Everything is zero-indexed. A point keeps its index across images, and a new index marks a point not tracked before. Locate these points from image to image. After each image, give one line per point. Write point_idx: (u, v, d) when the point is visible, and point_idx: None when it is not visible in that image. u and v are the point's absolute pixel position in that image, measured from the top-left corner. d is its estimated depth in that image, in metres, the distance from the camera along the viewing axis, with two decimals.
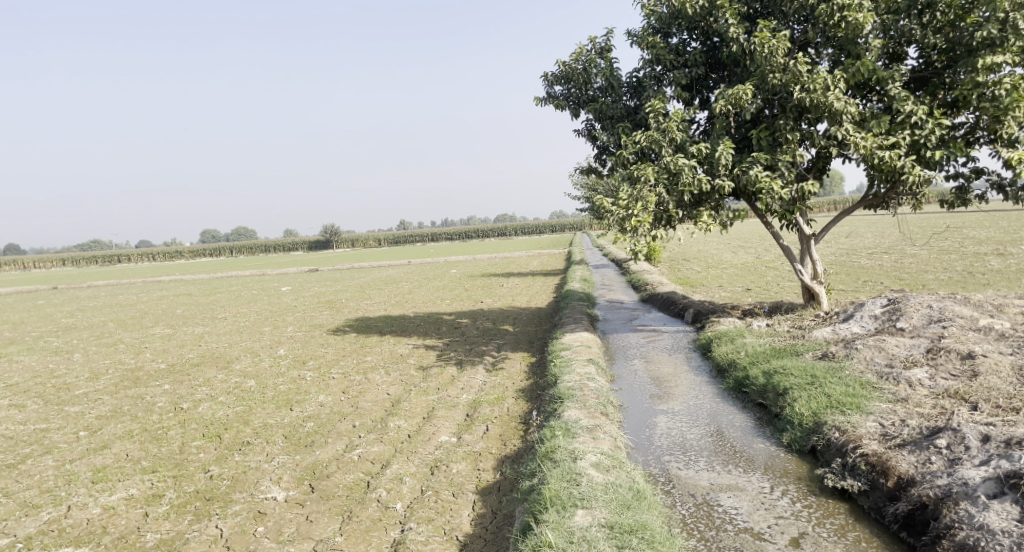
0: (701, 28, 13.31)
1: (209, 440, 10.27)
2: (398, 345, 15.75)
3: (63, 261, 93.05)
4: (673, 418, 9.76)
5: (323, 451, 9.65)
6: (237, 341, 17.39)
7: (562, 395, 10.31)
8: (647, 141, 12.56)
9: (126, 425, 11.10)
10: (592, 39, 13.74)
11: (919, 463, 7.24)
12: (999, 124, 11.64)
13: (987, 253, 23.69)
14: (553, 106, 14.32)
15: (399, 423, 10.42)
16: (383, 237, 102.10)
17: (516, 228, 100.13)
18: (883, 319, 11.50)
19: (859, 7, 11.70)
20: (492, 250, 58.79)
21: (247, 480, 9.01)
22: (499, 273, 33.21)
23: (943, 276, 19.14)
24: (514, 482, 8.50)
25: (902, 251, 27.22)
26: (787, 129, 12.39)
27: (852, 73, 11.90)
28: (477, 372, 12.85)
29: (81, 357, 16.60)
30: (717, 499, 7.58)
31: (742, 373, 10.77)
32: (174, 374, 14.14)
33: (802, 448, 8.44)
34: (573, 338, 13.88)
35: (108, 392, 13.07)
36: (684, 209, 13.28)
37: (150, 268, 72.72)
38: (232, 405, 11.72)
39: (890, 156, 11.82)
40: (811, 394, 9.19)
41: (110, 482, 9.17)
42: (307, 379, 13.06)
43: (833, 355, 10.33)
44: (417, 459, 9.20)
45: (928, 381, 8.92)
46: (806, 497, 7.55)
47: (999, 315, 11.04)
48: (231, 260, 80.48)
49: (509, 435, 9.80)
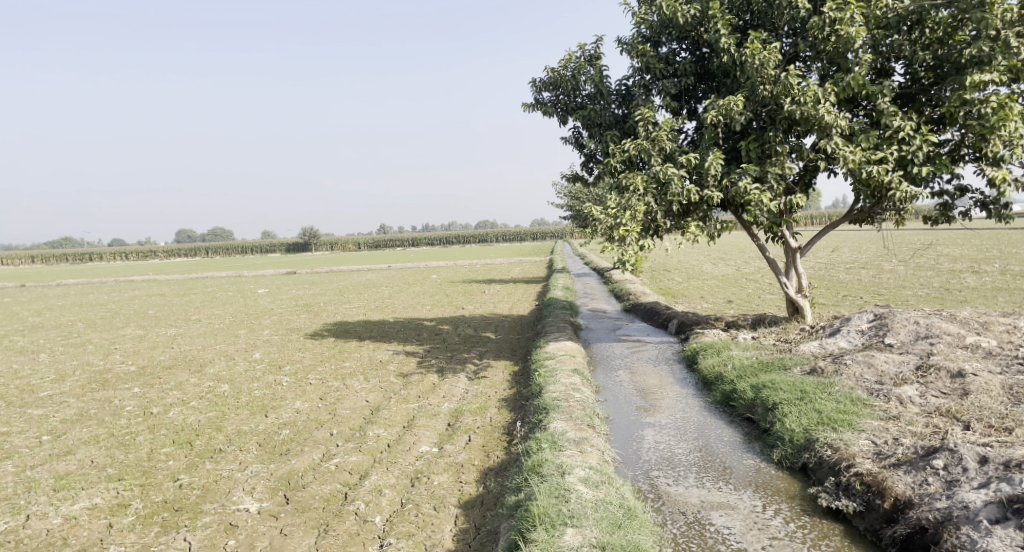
0: (691, 38, 13.22)
1: (180, 447, 9.87)
2: (378, 350, 15.39)
3: (31, 260, 90.75)
4: (661, 432, 9.56)
5: (298, 460, 9.29)
6: (211, 344, 16.93)
7: (548, 406, 10.07)
8: (636, 149, 12.38)
9: (92, 429, 10.64)
10: (581, 46, 13.56)
11: (915, 484, 7.10)
12: (985, 142, 11.62)
13: (963, 271, 23.97)
14: (541, 111, 14.12)
15: (378, 432, 10.09)
16: (364, 242, 101.23)
17: (497, 234, 99.88)
18: (870, 334, 11.41)
19: (851, 20, 11.58)
20: (474, 256, 58.46)
21: (218, 490, 8.63)
22: (482, 279, 32.93)
23: (922, 292, 19.29)
24: (498, 496, 8.21)
25: (880, 266, 27.42)
26: (776, 141, 12.29)
27: (842, 86, 11.81)
28: (459, 380, 12.56)
29: (47, 357, 16.02)
30: (708, 517, 7.38)
31: (729, 386, 10.61)
32: (144, 377, 13.65)
33: (794, 465, 8.28)
34: (557, 347, 13.65)
35: (75, 394, 12.55)
36: (672, 219, 13.09)
37: (120, 266, 71.08)
38: (205, 410, 11.31)
39: (879, 170, 11.76)
40: (802, 409, 9.05)
41: (73, 490, 8.74)
42: (283, 384, 12.68)
43: (822, 370, 10.19)
44: (397, 470, 8.88)
45: (919, 399, 8.82)
46: (800, 517, 7.38)
47: (985, 333, 11.01)
48: (207, 261, 79.16)
49: (493, 445, 9.53)
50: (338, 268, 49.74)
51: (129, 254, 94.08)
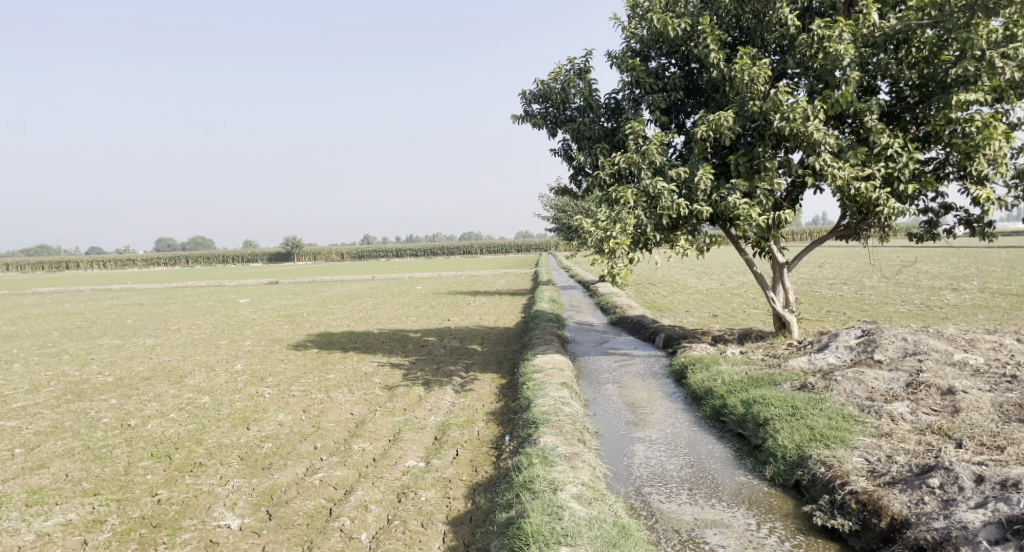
0: (681, 53, 13.25)
1: (158, 460, 9.59)
2: (363, 362, 15.16)
3: (6, 267, 89.19)
4: (651, 447, 9.45)
5: (281, 474, 9.06)
6: (191, 355, 16.60)
7: (537, 420, 9.93)
8: (625, 162, 12.30)
9: (66, 442, 10.33)
10: (571, 59, 13.52)
11: (911, 503, 7.09)
12: (970, 160, 11.71)
13: (943, 287, 24.26)
14: (530, 123, 14.06)
15: (364, 445, 9.88)
16: (347, 253, 100.85)
17: (481, 246, 99.63)
18: (858, 350, 11.42)
19: (839, 37, 11.63)
20: (457, 268, 58.14)
21: (198, 505, 8.38)
22: (468, 291, 32.77)
23: (904, 308, 19.45)
24: (487, 513, 8.04)
25: (860, 282, 27.67)
26: (765, 157, 12.33)
27: (831, 103, 11.85)
28: (445, 392, 12.36)
29: (21, 367, 15.59)
30: (703, 535, 7.28)
31: (719, 401, 10.55)
32: (121, 388, 13.32)
33: (786, 482, 8.21)
34: (544, 360, 13.49)
35: (49, 406, 12.20)
36: (661, 233, 12.95)
37: (97, 275, 69.99)
38: (184, 423, 11.03)
39: (867, 187, 11.79)
40: (793, 425, 9.00)
41: (46, 506, 8.44)
42: (265, 396, 12.42)
43: (812, 386, 10.15)
44: (383, 485, 8.68)
45: (910, 416, 8.81)
46: (794, 535, 7.31)
47: (972, 350, 11.06)
48: (186, 270, 78.18)
49: (481, 460, 9.37)
50: (320, 278, 49.35)
51: (106, 263, 92.68)
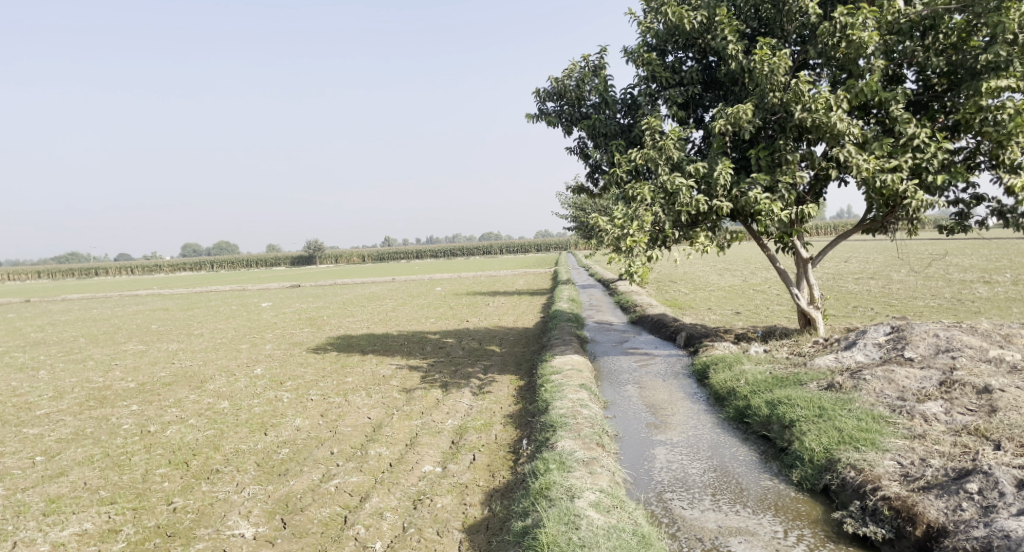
0: (698, 46, 12.90)
1: (176, 467, 9.54)
2: (381, 364, 15.06)
3: (38, 276, 91.08)
4: (673, 450, 9.18)
5: (297, 480, 8.94)
6: (212, 359, 16.64)
7: (554, 423, 9.69)
8: (642, 158, 12.01)
9: (86, 449, 10.33)
10: (586, 57, 13.29)
11: (949, 510, 6.77)
12: (1002, 149, 11.25)
13: (975, 280, 23.54)
14: (545, 122, 13.84)
15: (380, 450, 9.73)
16: (368, 255, 101.41)
17: (502, 246, 99.59)
18: (888, 347, 11.02)
19: (862, 25, 11.25)
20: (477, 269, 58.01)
21: (213, 513, 8.29)
22: (487, 290, 32.56)
23: (934, 303, 18.88)
24: (504, 520, 7.84)
25: (888, 276, 27.07)
26: (787, 149, 11.95)
27: (855, 93, 11.43)
28: (463, 395, 12.16)
29: (46, 374, 15.71)
30: (727, 544, 7.02)
31: (743, 402, 10.24)
32: (143, 394, 13.35)
33: (814, 487, 7.91)
34: (563, 361, 13.26)
35: (71, 413, 12.23)
36: (680, 229, 12.61)
37: (123, 281, 70.86)
38: (203, 428, 10.98)
39: (893, 179, 11.34)
40: (821, 427, 8.68)
41: (63, 515, 8.41)
42: (283, 400, 12.34)
43: (840, 386, 9.79)
44: (399, 491, 8.53)
45: (944, 416, 8.45)
46: (824, 544, 7.01)
47: (1008, 346, 10.62)
48: (209, 275, 79.03)
49: (498, 465, 9.17)
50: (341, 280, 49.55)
51: (133, 268, 94.20)
